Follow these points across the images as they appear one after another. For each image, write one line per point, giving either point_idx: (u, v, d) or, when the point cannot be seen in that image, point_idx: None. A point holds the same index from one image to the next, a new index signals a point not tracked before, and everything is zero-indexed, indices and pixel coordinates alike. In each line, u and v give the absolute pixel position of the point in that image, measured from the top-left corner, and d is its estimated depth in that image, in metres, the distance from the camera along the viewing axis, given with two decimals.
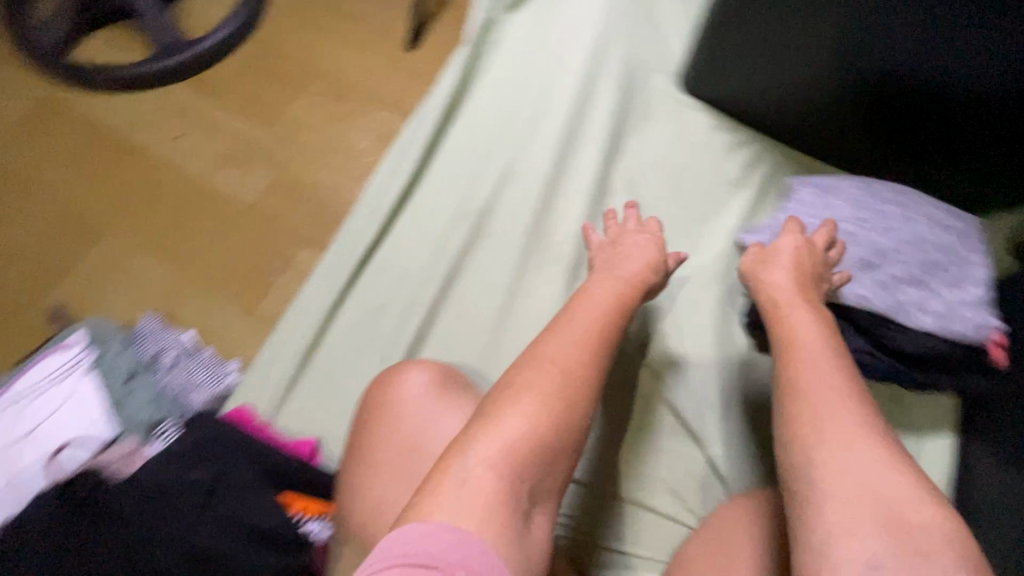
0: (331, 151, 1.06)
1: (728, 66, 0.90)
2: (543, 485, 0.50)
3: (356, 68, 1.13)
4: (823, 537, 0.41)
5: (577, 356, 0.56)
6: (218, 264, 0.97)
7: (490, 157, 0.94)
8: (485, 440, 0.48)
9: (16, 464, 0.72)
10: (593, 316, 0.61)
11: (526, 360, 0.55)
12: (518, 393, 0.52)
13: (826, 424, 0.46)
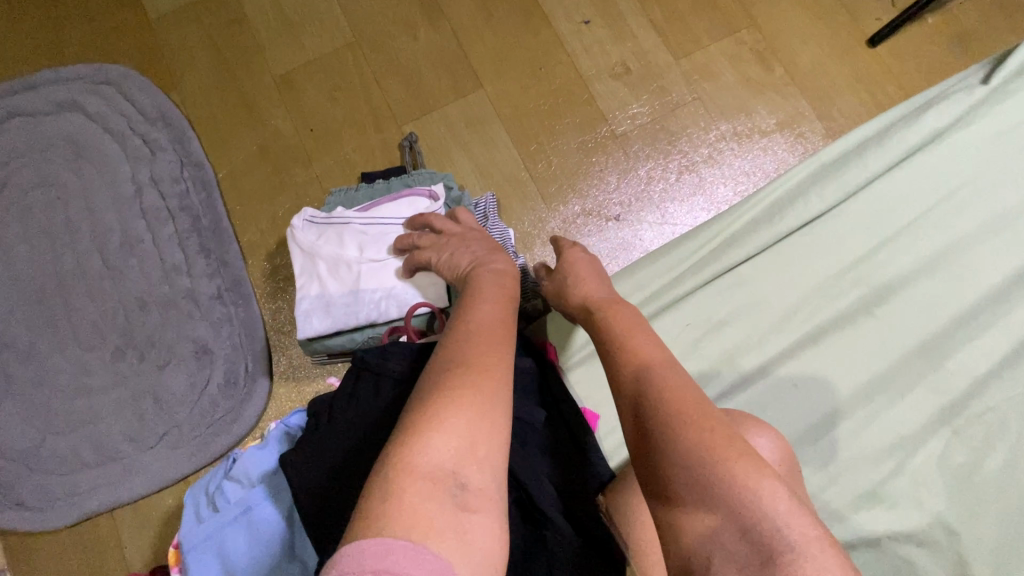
0: (725, 115, 0.92)
1: None
2: (477, 473, 0.43)
3: (798, 38, 0.94)
4: (679, 521, 0.41)
5: (489, 343, 0.52)
6: (563, 176, 0.90)
7: (913, 236, 0.77)
8: (404, 441, 0.43)
9: (353, 281, 0.72)
10: (499, 319, 0.56)
11: (441, 359, 0.50)
12: (425, 389, 0.47)
13: (669, 402, 0.46)
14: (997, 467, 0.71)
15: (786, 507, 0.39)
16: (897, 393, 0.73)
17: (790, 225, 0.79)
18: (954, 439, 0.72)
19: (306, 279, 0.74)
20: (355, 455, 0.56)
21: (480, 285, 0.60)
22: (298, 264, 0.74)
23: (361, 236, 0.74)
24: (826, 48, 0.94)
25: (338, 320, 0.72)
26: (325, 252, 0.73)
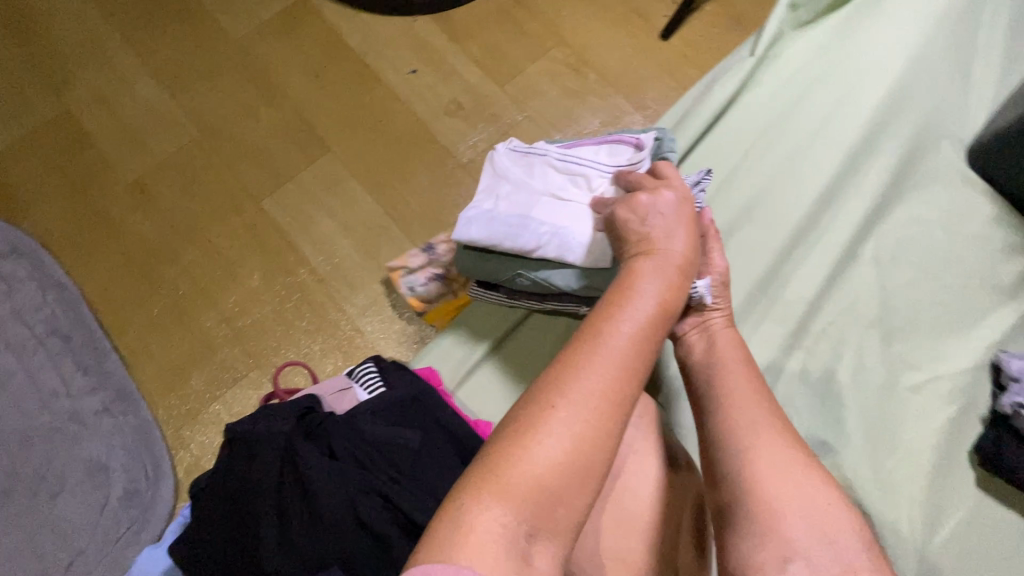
0: (556, 125, 1.01)
1: None
2: (553, 519, 0.41)
3: (602, 45, 1.06)
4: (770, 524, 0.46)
5: (623, 361, 0.47)
6: (422, 211, 0.95)
7: (729, 191, 0.87)
8: (499, 476, 0.41)
9: (526, 206, 0.65)
10: (643, 331, 0.49)
11: (568, 372, 0.46)
12: (543, 418, 0.43)
13: (768, 445, 0.50)
14: (849, 374, 0.79)
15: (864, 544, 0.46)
16: (749, 331, 0.81)
17: None
18: (808, 358, 0.81)
19: (485, 190, 0.68)
20: (237, 503, 0.57)
21: (634, 282, 0.53)
22: (492, 169, 0.69)
23: (559, 164, 0.67)
24: (629, 48, 1.05)
25: (497, 236, 0.64)
26: (512, 169, 0.68)
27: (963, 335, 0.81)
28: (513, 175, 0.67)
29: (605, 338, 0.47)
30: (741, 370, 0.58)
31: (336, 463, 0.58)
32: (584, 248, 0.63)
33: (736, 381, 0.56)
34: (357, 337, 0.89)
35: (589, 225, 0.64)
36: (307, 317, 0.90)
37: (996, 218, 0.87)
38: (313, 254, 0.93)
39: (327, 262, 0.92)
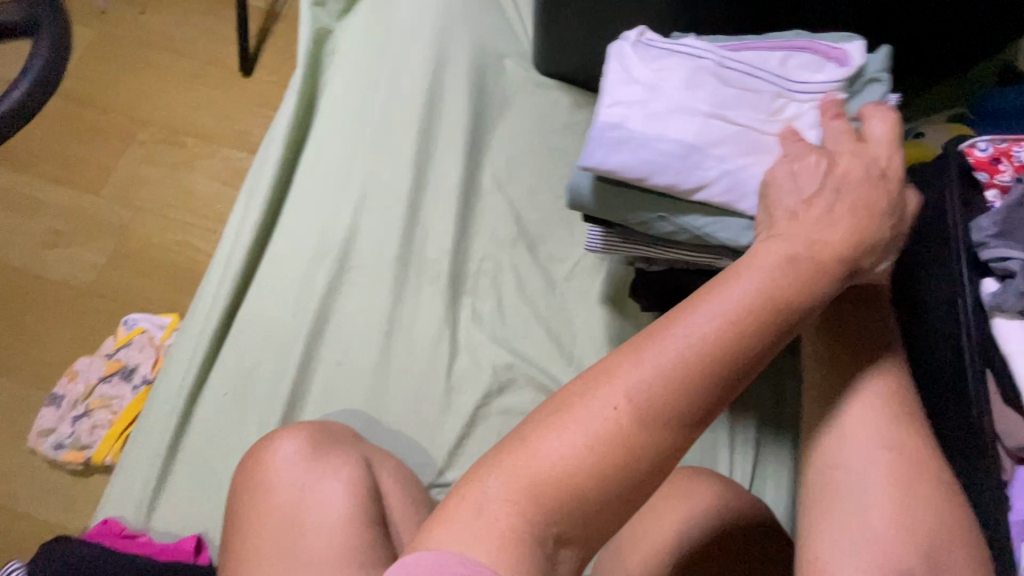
0: (175, 203, 0.96)
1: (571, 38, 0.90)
2: (584, 522, 0.40)
3: (190, 108, 1.03)
4: (851, 534, 0.47)
5: (676, 376, 0.41)
6: (60, 357, 0.86)
7: (342, 185, 0.88)
8: (522, 461, 0.40)
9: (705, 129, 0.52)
10: (725, 324, 0.41)
11: (636, 380, 0.41)
12: (589, 407, 0.41)
13: (870, 459, 0.49)
14: (513, 292, 0.87)
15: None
16: (413, 301, 0.84)
17: (246, 243, 0.83)
18: (483, 298, 0.86)
19: (641, 91, 0.53)
20: None
21: (726, 276, 0.44)
22: (624, 65, 0.54)
23: (716, 78, 0.53)
24: (220, 99, 1.04)
25: (653, 161, 0.51)
26: (673, 79, 0.53)
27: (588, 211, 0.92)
28: (639, 70, 0.54)
29: (686, 348, 0.41)
30: (890, 377, 0.52)
31: None
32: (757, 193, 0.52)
33: (874, 400, 0.51)
34: (36, 521, 0.78)
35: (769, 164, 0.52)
36: None
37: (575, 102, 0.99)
38: None
39: None
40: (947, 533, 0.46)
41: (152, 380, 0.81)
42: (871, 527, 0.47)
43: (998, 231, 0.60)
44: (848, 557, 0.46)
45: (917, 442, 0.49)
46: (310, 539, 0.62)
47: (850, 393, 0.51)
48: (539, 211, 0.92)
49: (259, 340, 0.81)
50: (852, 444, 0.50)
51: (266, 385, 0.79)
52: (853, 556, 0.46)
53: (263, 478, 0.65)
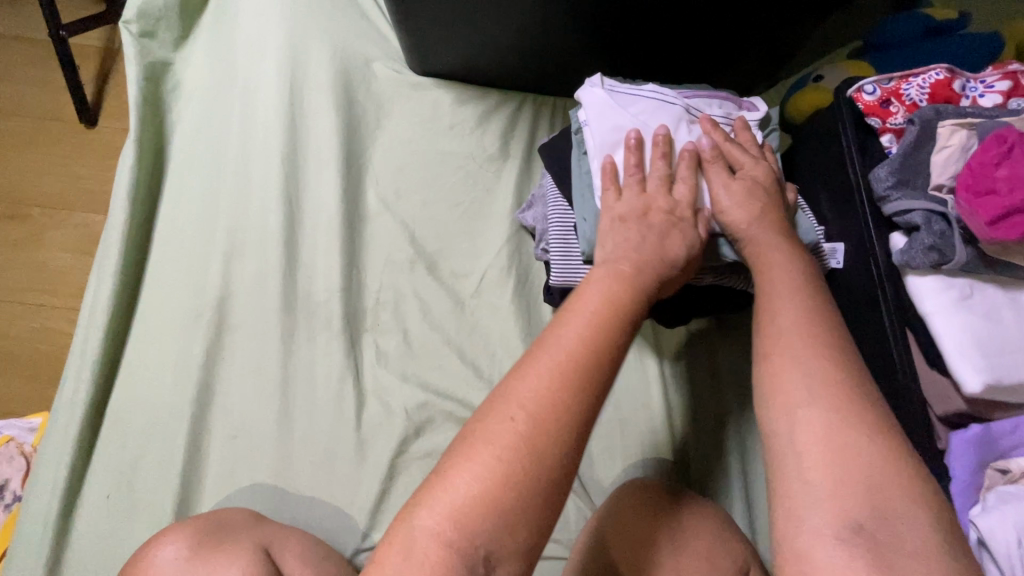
0: (25, 287, 0.85)
1: (423, 16, 0.80)
2: (508, 540, 0.41)
3: (29, 174, 0.91)
4: (804, 484, 0.43)
5: (552, 382, 0.44)
6: None
7: (208, 236, 0.78)
8: (436, 496, 0.41)
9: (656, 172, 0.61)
10: (583, 337, 0.46)
11: (522, 391, 0.44)
12: (489, 434, 0.43)
13: (803, 391, 0.46)
14: (419, 320, 0.78)
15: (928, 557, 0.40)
16: (307, 352, 0.75)
17: (104, 322, 0.74)
18: (389, 332, 0.78)
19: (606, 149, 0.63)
20: None
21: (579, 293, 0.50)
22: (596, 111, 0.65)
23: (691, 121, 0.65)
24: (64, 158, 0.92)
25: None
26: (651, 120, 0.63)
27: (488, 215, 0.84)
28: (621, 114, 0.64)
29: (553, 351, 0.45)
30: (798, 324, 0.49)
31: None
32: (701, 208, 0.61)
33: (795, 310, 0.50)
34: None
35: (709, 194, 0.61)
36: None
37: (455, 98, 0.91)
38: None
39: None
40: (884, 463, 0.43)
41: (21, 497, 0.71)
42: (816, 473, 0.43)
43: (896, 181, 0.55)
44: (808, 513, 0.41)
45: (837, 382, 0.46)
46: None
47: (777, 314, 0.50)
48: (434, 224, 0.83)
49: (138, 427, 0.71)
50: (777, 374, 0.47)
51: (152, 478, 0.70)
52: (810, 511, 0.41)
53: None
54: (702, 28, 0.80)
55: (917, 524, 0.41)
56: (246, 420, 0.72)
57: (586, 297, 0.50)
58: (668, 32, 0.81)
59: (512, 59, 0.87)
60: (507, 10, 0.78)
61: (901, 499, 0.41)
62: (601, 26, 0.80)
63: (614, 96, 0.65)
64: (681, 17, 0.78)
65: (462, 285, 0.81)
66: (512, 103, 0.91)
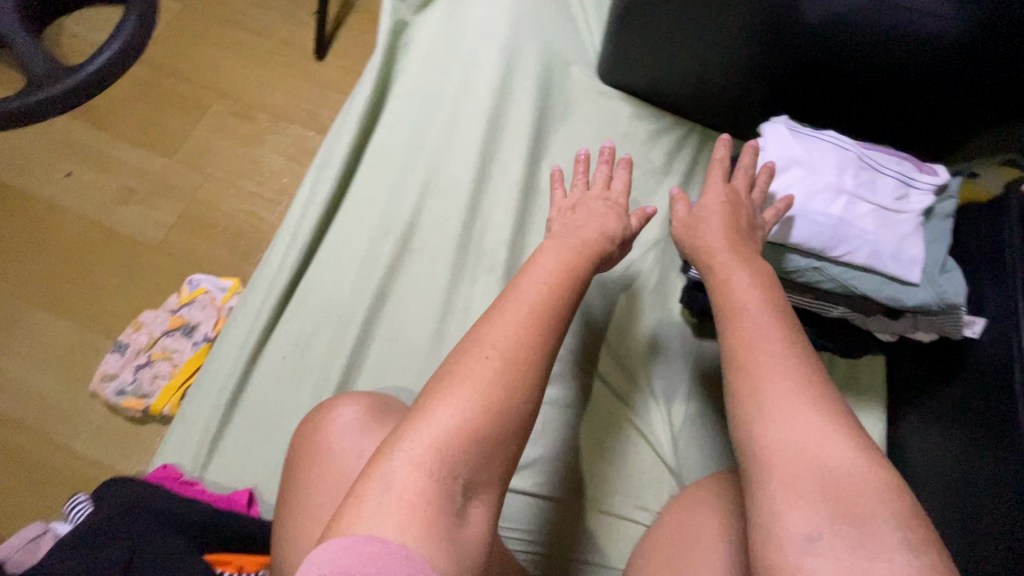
0: (242, 176, 1.00)
1: (637, 35, 0.92)
2: (483, 473, 0.47)
3: (262, 85, 1.07)
4: (776, 481, 0.44)
5: (518, 333, 0.52)
6: (124, 310, 0.89)
7: (408, 169, 0.90)
8: (415, 431, 0.46)
9: (812, 202, 0.70)
10: (540, 292, 0.57)
11: (488, 358, 0.50)
12: (463, 383, 0.48)
13: (767, 391, 0.48)
14: None
15: (901, 520, 0.41)
16: (469, 288, 0.86)
17: (315, 219, 0.87)
18: None
19: (771, 172, 0.73)
20: None
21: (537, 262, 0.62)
22: (774, 141, 0.75)
23: (861, 167, 0.72)
24: (292, 79, 1.08)
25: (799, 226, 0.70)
26: (822, 158, 0.72)
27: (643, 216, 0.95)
28: (796, 149, 0.73)
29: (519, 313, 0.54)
30: (761, 330, 0.53)
31: None
32: (857, 247, 0.69)
33: (760, 315, 0.54)
34: (98, 462, 0.81)
35: (861, 233, 0.69)
36: (25, 473, 0.80)
37: (634, 112, 1.02)
38: (12, 405, 0.83)
39: (30, 407, 0.83)
40: (844, 451, 0.44)
41: (213, 339, 0.84)
42: (781, 469, 0.44)
43: None
44: (778, 510, 0.43)
45: (780, 377, 0.49)
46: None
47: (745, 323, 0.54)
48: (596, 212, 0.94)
49: (318, 309, 0.83)
50: (742, 378, 0.50)
51: (323, 354, 0.81)
52: (780, 507, 0.43)
53: (330, 439, 0.66)
54: (881, 110, 0.88)
55: (886, 527, 0.40)
56: (408, 330, 0.83)
57: (546, 262, 0.62)
58: (848, 105, 0.89)
59: (696, 92, 0.98)
60: (714, 52, 0.89)
61: (862, 497, 0.42)
62: (788, 84, 0.89)
63: (797, 135, 0.75)
64: (866, 95, 0.86)
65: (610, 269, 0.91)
66: (683, 129, 1.02)
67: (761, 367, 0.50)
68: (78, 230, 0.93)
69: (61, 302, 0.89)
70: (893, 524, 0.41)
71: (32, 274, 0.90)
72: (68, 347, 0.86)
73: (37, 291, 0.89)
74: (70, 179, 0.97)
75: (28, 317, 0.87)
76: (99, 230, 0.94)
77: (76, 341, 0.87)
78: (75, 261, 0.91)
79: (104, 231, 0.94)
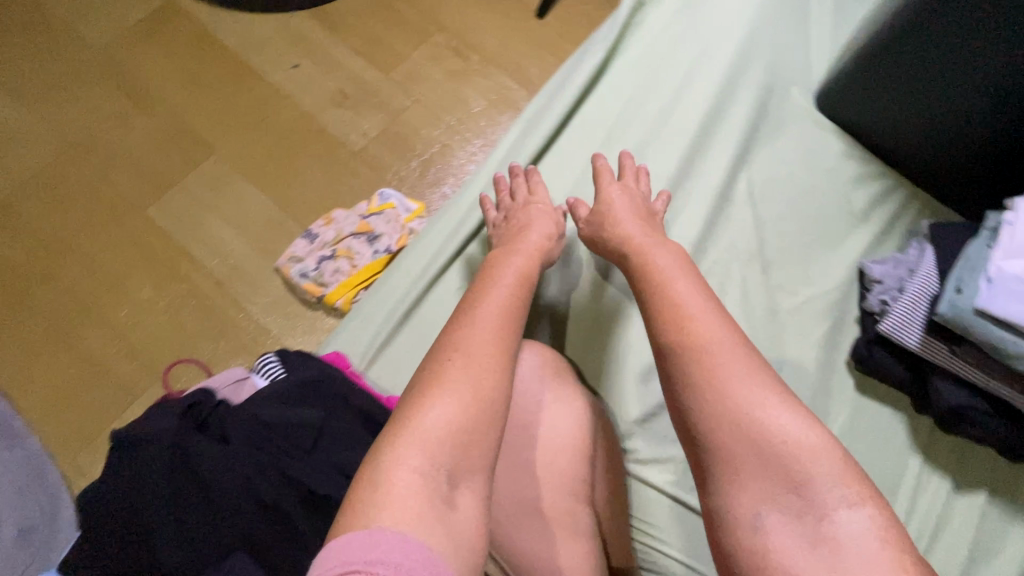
0: (444, 108, 1.03)
1: (884, 75, 0.89)
2: (465, 464, 0.47)
3: (481, 27, 1.09)
4: (738, 480, 0.49)
5: (481, 334, 0.53)
6: (318, 203, 0.95)
7: (613, 146, 0.91)
8: (403, 437, 0.46)
9: None
10: (504, 300, 0.58)
11: (434, 357, 0.53)
12: (440, 385, 0.49)
13: (712, 398, 0.51)
14: (735, 304, 0.88)
15: (841, 476, 0.47)
16: None
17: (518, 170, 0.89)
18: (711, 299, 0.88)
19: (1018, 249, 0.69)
20: (134, 503, 0.54)
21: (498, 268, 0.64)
22: None
23: None
24: (510, 29, 1.09)
25: None
26: None
27: (830, 257, 0.92)
28: None
29: (466, 318, 0.55)
30: (717, 334, 0.54)
31: (227, 447, 0.58)
32: None
33: (706, 313, 0.56)
34: (270, 332, 0.87)
35: None
36: (206, 322, 0.87)
37: (845, 150, 0.98)
38: (208, 259, 0.90)
39: (223, 264, 0.90)
40: (777, 423, 0.49)
41: (394, 253, 0.88)
42: (744, 464, 0.49)
43: None
44: (744, 501, 0.48)
45: (712, 374, 0.52)
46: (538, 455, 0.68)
47: (690, 324, 0.55)
48: (783, 238, 0.92)
49: None
50: (701, 387, 0.52)
51: None
52: (745, 498, 0.48)
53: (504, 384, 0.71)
54: None
55: (839, 501, 0.46)
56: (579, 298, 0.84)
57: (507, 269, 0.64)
58: None
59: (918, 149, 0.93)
60: (965, 120, 0.85)
61: (807, 468, 0.47)
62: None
63: None
64: None
65: (785, 298, 0.89)
66: (892, 179, 0.97)
67: (713, 369, 0.52)
68: (292, 118, 0.99)
69: (266, 181, 0.95)
70: (835, 494, 0.46)
71: (245, 146, 0.97)
72: (264, 222, 0.93)
73: (247, 164, 0.96)
74: (293, 70, 1.02)
75: (235, 185, 0.94)
76: (308, 124, 0.99)
77: (271, 219, 0.93)
78: (284, 146, 0.97)
79: (314, 126, 0.99)
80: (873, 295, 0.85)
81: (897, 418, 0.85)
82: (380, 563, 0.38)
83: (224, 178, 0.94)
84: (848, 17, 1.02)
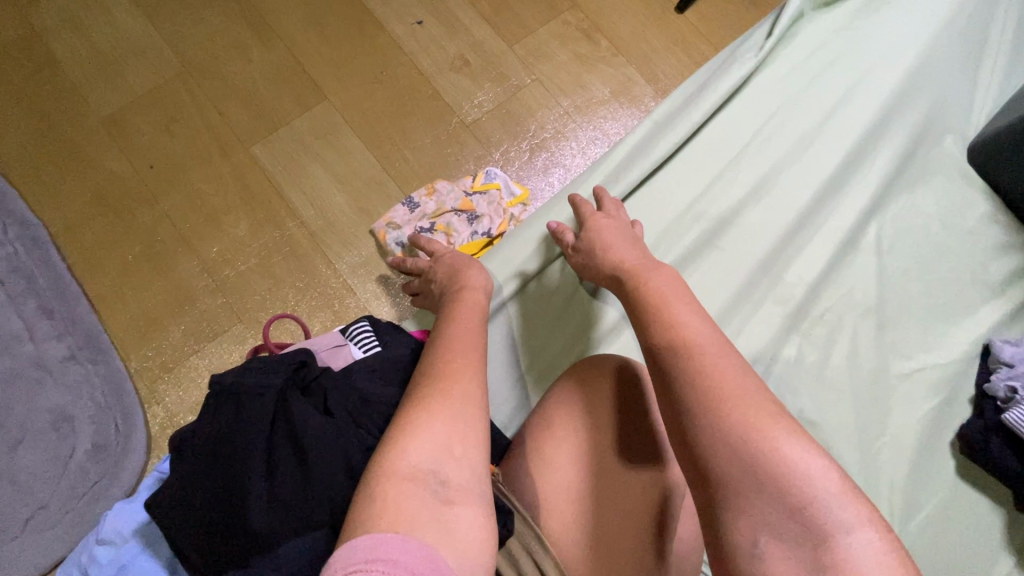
0: (564, 92, 0.98)
1: None
2: (455, 473, 0.49)
3: (616, 12, 1.02)
4: (744, 510, 0.46)
5: (454, 358, 0.56)
6: (421, 171, 0.91)
7: (741, 167, 0.85)
8: (393, 451, 0.48)
9: None
10: (477, 328, 0.60)
11: (420, 375, 0.55)
12: (434, 403, 0.51)
13: (711, 425, 0.49)
14: (842, 359, 0.82)
15: (837, 494, 0.45)
16: (751, 311, 0.82)
17: (638, 175, 0.84)
18: (816, 347, 0.82)
19: None
20: (238, 459, 0.53)
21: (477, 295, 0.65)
22: None
23: None
24: (645, 19, 1.03)
25: None
26: None
27: (952, 326, 0.84)
28: None
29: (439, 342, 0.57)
30: (705, 357, 0.52)
31: (333, 421, 0.56)
32: None
33: (702, 329, 0.55)
34: (357, 295, 0.86)
35: None
36: (294, 273, 0.85)
37: (991, 212, 0.89)
38: (304, 208, 0.88)
39: (318, 217, 0.88)
40: (780, 444, 0.47)
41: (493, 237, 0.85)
42: (752, 496, 0.46)
43: None
44: (753, 533, 0.45)
45: (706, 396, 0.50)
46: (627, 482, 0.63)
47: (677, 341, 0.54)
48: (905, 297, 0.85)
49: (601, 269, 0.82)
50: (695, 409, 0.50)
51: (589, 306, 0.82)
52: (753, 531, 0.45)
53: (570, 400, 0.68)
54: None
55: (847, 533, 0.43)
56: None
57: (470, 303, 0.64)
58: None
59: None
60: None
61: (811, 487, 0.45)
62: None
63: None
64: None
65: (896, 362, 0.83)
66: None
67: (710, 392, 0.50)
68: (407, 77, 0.95)
69: (373, 138, 0.92)
70: (839, 518, 0.44)
71: (355, 98, 0.93)
72: (363, 181, 0.90)
73: (356, 117, 0.92)
74: (416, 25, 0.97)
75: (341, 137, 0.91)
76: (422, 85, 0.95)
77: (372, 179, 0.90)
78: (395, 104, 0.94)
79: (427, 88, 0.95)
80: (999, 374, 0.78)
81: (997, 510, 0.78)
82: (379, 561, 0.40)
83: (330, 127, 0.91)
84: (1021, 68, 0.93)
